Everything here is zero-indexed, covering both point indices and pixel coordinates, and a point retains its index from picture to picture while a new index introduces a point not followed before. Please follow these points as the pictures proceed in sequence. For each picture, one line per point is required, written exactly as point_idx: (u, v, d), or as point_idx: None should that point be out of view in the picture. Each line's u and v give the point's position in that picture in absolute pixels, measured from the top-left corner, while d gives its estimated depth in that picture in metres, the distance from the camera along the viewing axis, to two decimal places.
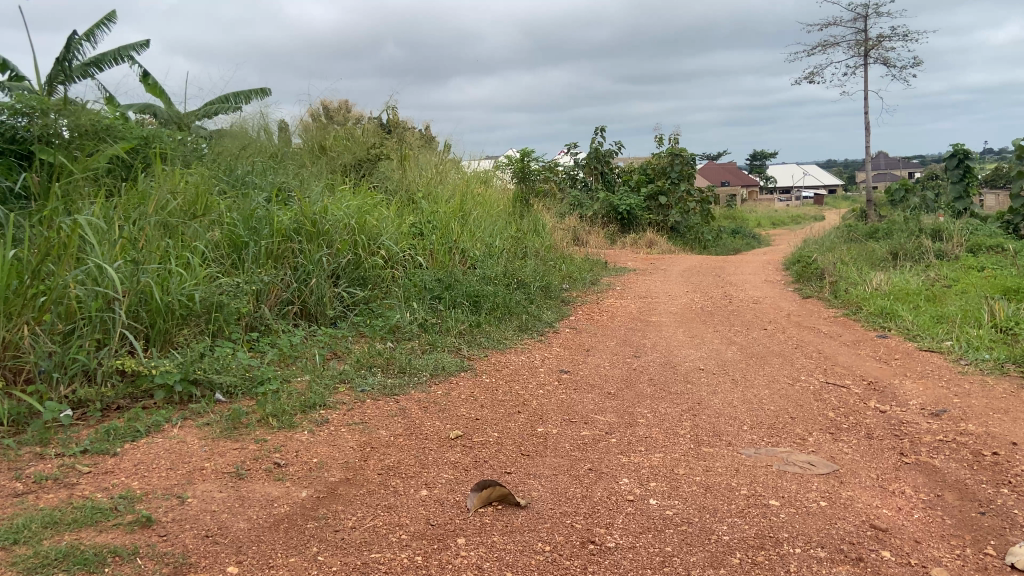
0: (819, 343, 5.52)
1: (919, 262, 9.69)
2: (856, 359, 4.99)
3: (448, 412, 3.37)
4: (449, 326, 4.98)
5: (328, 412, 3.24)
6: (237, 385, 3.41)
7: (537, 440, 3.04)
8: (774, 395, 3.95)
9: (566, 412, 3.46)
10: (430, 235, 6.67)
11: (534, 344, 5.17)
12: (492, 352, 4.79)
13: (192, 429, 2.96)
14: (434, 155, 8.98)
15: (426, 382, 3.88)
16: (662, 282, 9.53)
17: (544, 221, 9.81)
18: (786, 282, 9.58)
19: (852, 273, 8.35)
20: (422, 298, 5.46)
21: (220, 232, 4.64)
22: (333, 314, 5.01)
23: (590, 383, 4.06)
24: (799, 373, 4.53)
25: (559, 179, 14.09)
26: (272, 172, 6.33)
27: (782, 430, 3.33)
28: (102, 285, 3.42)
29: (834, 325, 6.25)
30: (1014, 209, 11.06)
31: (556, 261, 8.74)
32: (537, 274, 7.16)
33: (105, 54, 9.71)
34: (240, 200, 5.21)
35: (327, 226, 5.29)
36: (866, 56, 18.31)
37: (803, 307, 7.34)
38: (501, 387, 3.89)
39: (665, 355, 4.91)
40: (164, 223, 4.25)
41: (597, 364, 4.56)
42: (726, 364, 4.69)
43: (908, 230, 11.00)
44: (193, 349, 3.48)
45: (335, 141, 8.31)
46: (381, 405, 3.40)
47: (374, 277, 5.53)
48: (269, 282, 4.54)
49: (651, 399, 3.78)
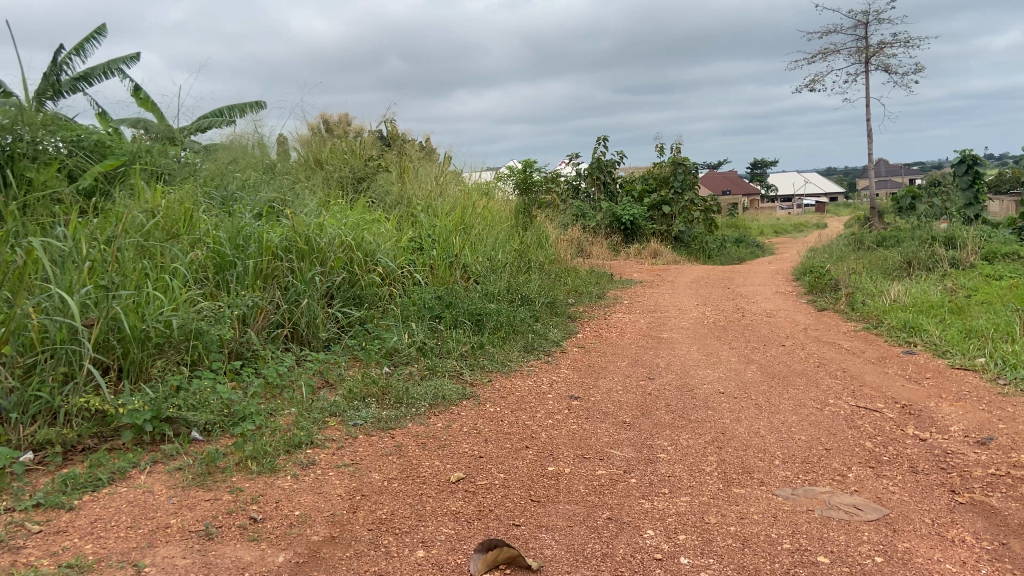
0: (842, 361, 5.20)
1: (934, 271, 9.38)
2: (885, 379, 4.66)
3: (449, 449, 3.05)
4: (449, 348, 4.67)
5: (316, 452, 2.93)
6: (215, 422, 3.11)
7: (549, 482, 2.72)
8: (804, 422, 3.62)
9: (579, 447, 3.14)
10: (429, 250, 6.38)
11: (540, 366, 4.86)
12: (495, 375, 4.48)
13: (161, 475, 2.66)
14: (434, 167, 8.70)
15: (424, 414, 3.56)
16: (670, 294, 9.23)
17: (548, 233, 9.52)
18: (799, 293, 9.26)
19: (868, 284, 8.03)
20: (421, 317, 5.16)
21: (205, 251, 4.35)
22: (327, 336, 4.71)
23: (602, 412, 3.74)
24: (826, 396, 4.21)
25: (561, 189, 13.84)
26: (264, 187, 6.05)
27: (818, 465, 3.01)
28: (69, 315, 3.13)
29: (856, 340, 5.93)
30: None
31: (561, 274, 8.43)
32: (542, 289, 6.85)
33: (94, 67, 9.46)
34: (228, 217, 4.93)
35: (321, 244, 5.01)
36: (869, 62, 18.09)
37: (819, 321, 7.03)
38: (507, 418, 3.57)
39: (681, 377, 4.59)
40: (144, 244, 3.97)
41: (609, 389, 4.24)
42: (747, 386, 4.37)
43: (920, 238, 10.68)
44: (168, 384, 3.18)
45: (331, 154, 8.05)
46: (375, 443, 3.08)
47: (371, 296, 5.25)
48: (256, 304, 4.25)
49: (671, 428, 3.45)
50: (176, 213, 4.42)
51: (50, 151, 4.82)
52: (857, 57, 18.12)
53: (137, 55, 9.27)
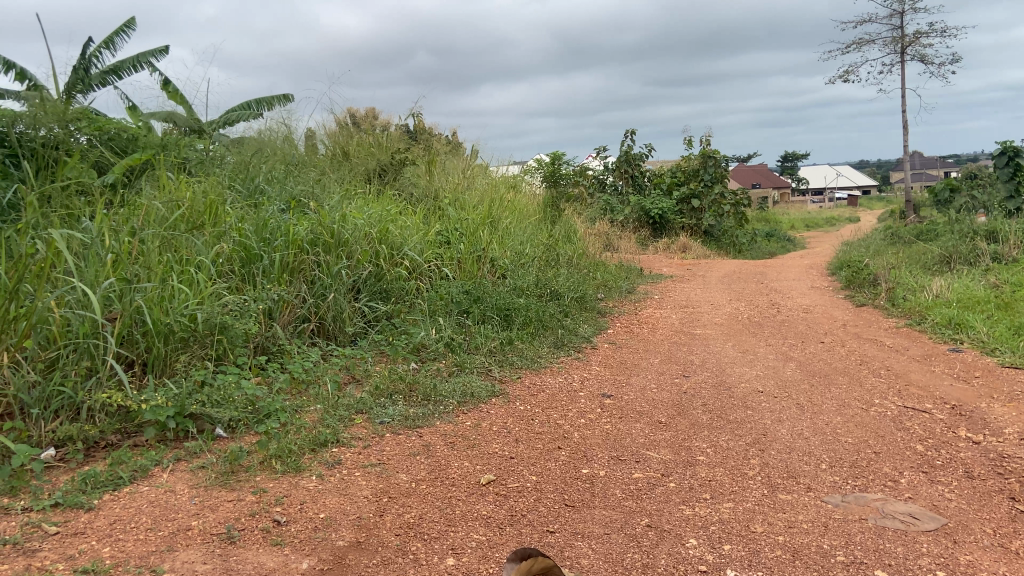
0: (885, 359, 5.01)
1: (975, 266, 9.08)
2: (931, 378, 4.47)
3: (479, 449, 2.94)
4: (478, 343, 4.56)
5: (341, 451, 2.83)
6: (240, 419, 3.02)
7: (583, 485, 2.60)
8: (849, 423, 3.47)
9: (613, 448, 3.02)
10: (456, 243, 6.27)
11: (571, 362, 4.74)
12: (525, 372, 4.36)
13: (183, 473, 2.58)
14: (461, 161, 8.60)
15: (453, 411, 3.45)
16: (701, 289, 9.05)
17: (576, 227, 9.39)
18: (834, 288, 9.03)
19: (908, 279, 7.78)
20: (449, 312, 5.06)
21: (231, 243, 4.29)
22: (354, 331, 4.64)
23: (636, 411, 3.60)
24: (871, 396, 4.03)
25: (589, 183, 13.69)
26: (291, 180, 6.00)
27: (868, 470, 2.86)
28: (92, 308, 3.07)
29: (898, 337, 5.72)
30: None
31: (590, 268, 8.29)
32: (571, 284, 6.72)
33: (124, 61, 9.51)
34: (254, 210, 4.87)
35: (346, 237, 4.94)
36: (904, 52, 17.70)
37: (858, 317, 6.82)
38: (538, 416, 3.45)
39: (717, 374, 4.44)
40: (169, 237, 3.91)
41: (642, 387, 4.10)
42: (787, 385, 4.21)
43: (961, 231, 10.35)
44: (191, 379, 3.11)
45: (358, 146, 7.99)
46: (402, 442, 2.98)
47: (398, 290, 5.17)
48: (282, 297, 4.18)
49: (709, 429, 3.32)
50: (201, 205, 4.36)
51: (77, 143, 4.80)
52: (893, 47, 17.69)
53: (166, 49, 9.31)
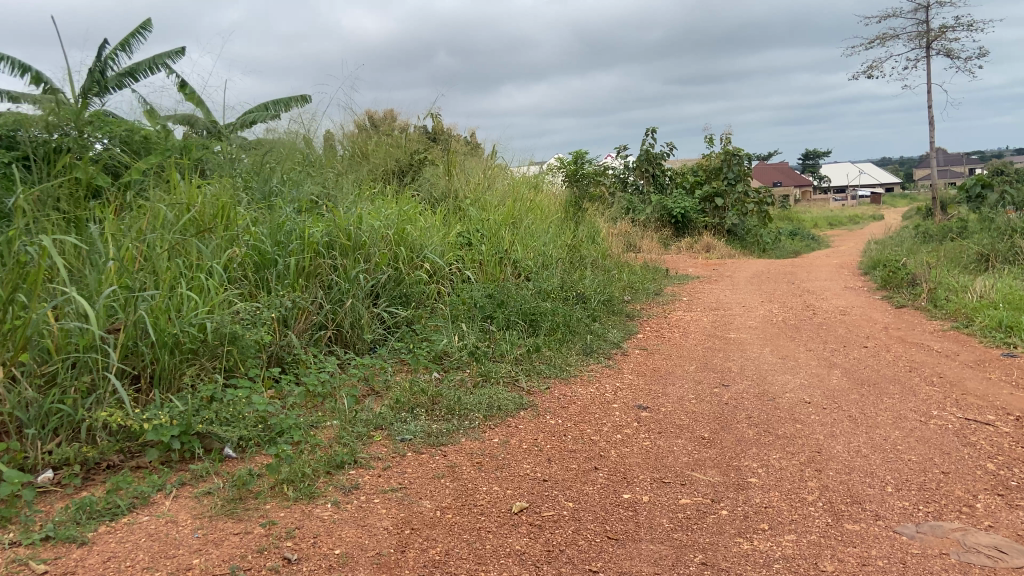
0: (935, 365, 4.70)
1: (1016, 264, 8.69)
2: (989, 386, 4.15)
3: (510, 470, 2.70)
4: (503, 350, 4.33)
5: (359, 473, 2.60)
6: (250, 437, 2.81)
7: (626, 514, 2.35)
8: (910, 439, 3.19)
9: (656, 469, 2.77)
10: (478, 245, 6.05)
11: (602, 370, 4.49)
12: (553, 382, 4.11)
13: (187, 501, 2.37)
14: (482, 161, 8.38)
15: (479, 427, 3.21)
16: (730, 290, 8.75)
17: (599, 227, 9.13)
18: (870, 289, 8.68)
19: (949, 279, 7.43)
20: (472, 318, 4.83)
21: (244, 248, 4.09)
22: (373, 338, 4.43)
23: (676, 425, 3.35)
24: (928, 407, 3.74)
25: (610, 182, 13.37)
26: (307, 182, 5.81)
27: (939, 493, 2.59)
28: (93, 319, 2.88)
29: (945, 341, 5.40)
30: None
31: (615, 269, 8.02)
32: (598, 286, 6.46)
33: (139, 63, 9.39)
34: (269, 212, 4.68)
35: (364, 239, 4.75)
36: (931, 47, 17.28)
37: (899, 319, 6.51)
38: (571, 431, 3.21)
39: (759, 383, 4.16)
40: (178, 242, 3.73)
41: (680, 398, 3.84)
42: (835, 395, 3.93)
43: (998, 228, 9.95)
44: (198, 394, 2.90)
45: (376, 146, 7.79)
46: (426, 462, 2.75)
47: (418, 294, 4.96)
48: (297, 304, 3.97)
49: (758, 446, 3.06)
50: (213, 207, 4.18)
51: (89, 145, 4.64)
52: (919, 42, 17.27)
53: (182, 50, 9.19)
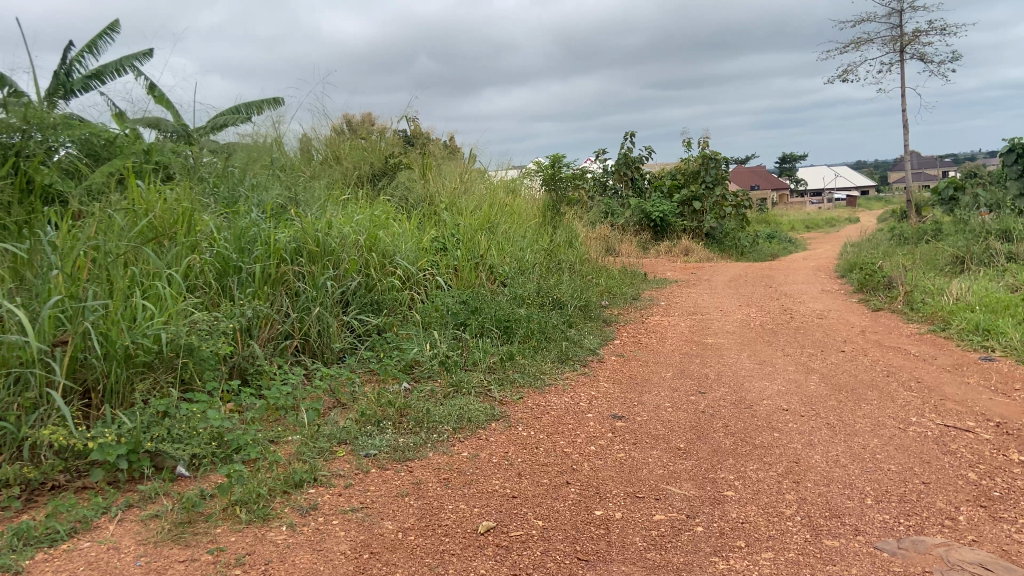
0: (913, 369, 4.65)
1: (991, 266, 8.71)
2: (968, 391, 4.10)
3: (478, 487, 2.59)
4: (475, 359, 4.21)
5: (318, 492, 2.48)
6: (205, 455, 2.69)
7: (597, 532, 2.25)
8: (889, 447, 3.12)
9: (630, 483, 2.67)
10: (453, 250, 5.92)
11: (578, 378, 4.38)
12: (527, 391, 4.01)
13: (132, 525, 2.24)
14: (458, 165, 8.26)
15: (448, 440, 3.09)
16: (708, 294, 8.69)
17: (577, 231, 9.04)
18: (847, 292, 8.67)
19: (926, 282, 7.42)
20: (444, 325, 4.71)
21: (206, 255, 3.96)
22: (342, 347, 4.32)
23: (652, 435, 3.26)
24: (906, 413, 3.67)
25: (589, 186, 13.30)
26: (276, 186, 5.67)
27: (919, 505, 2.51)
28: (39, 332, 2.74)
29: (923, 345, 5.36)
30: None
31: (593, 274, 7.93)
32: (575, 292, 6.36)
33: (105, 66, 9.17)
34: (234, 218, 4.54)
35: (333, 246, 4.62)
36: (905, 51, 17.42)
37: (876, 323, 6.47)
38: (543, 443, 3.11)
39: (736, 390, 4.08)
40: (134, 249, 3.59)
41: (656, 406, 3.75)
42: (813, 402, 3.86)
43: (972, 230, 9.99)
44: (150, 409, 2.76)
45: (350, 150, 7.65)
46: (390, 479, 2.63)
47: (390, 301, 4.84)
48: (261, 313, 3.84)
49: (734, 457, 2.98)
50: (173, 212, 4.03)
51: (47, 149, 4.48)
52: (893, 46, 17.40)
53: (150, 52, 8.98)
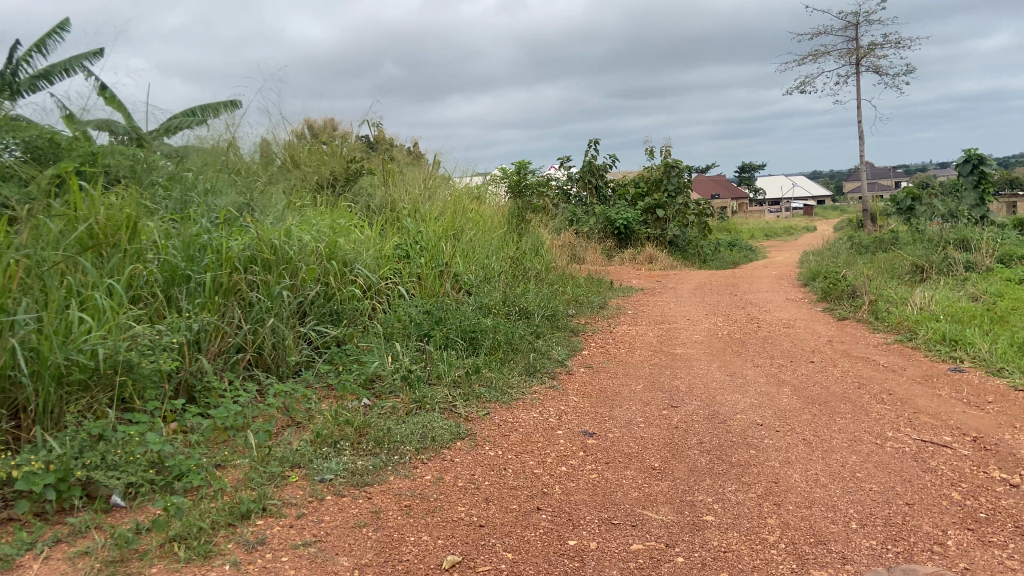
0: (884, 381, 4.59)
1: (951, 275, 8.80)
2: (941, 404, 4.04)
3: (442, 515, 2.41)
4: (439, 373, 4.02)
5: (267, 524, 2.29)
6: (144, 483, 2.47)
7: (572, 566, 2.09)
8: (868, 465, 3.02)
9: (605, 508, 2.52)
10: (416, 258, 5.72)
11: (546, 392, 4.22)
12: (494, 407, 3.83)
13: (59, 564, 2.01)
14: (422, 171, 8.07)
15: (410, 461, 2.90)
16: (674, 302, 8.61)
17: (542, 239, 8.90)
18: (811, 300, 8.66)
19: (890, 291, 7.42)
20: (407, 337, 4.51)
21: (152, 264, 3.72)
22: (298, 361, 4.10)
23: (625, 454, 3.10)
24: (882, 427, 3.59)
25: (553, 193, 13.17)
26: (232, 191, 5.42)
27: (906, 529, 2.40)
28: None
29: (891, 355, 5.32)
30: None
31: (558, 282, 7.78)
32: (541, 301, 6.20)
33: (53, 66, 8.79)
34: (184, 224, 4.31)
35: (290, 254, 4.41)
36: (861, 63, 17.72)
37: (842, 332, 6.44)
38: (511, 464, 2.94)
39: (709, 404, 3.96)
40: (71, 259, 3.35)
41: (627, 422, 3.60)
42: (787, 416, 3.75)
43: (931, 240, 10.10)
44: (84, 432, 2.54)
45: (310, 154, 7.40)
46: (347, 507, 2.44)
47: (350, 313, 4.64)
48: (211, 325, 3.62)
49: (711, 477, 2.84)
50: (116, 217, 3.78)
51: None
52: (849, 59, 17.68)
53: (100, 51, 8.62)
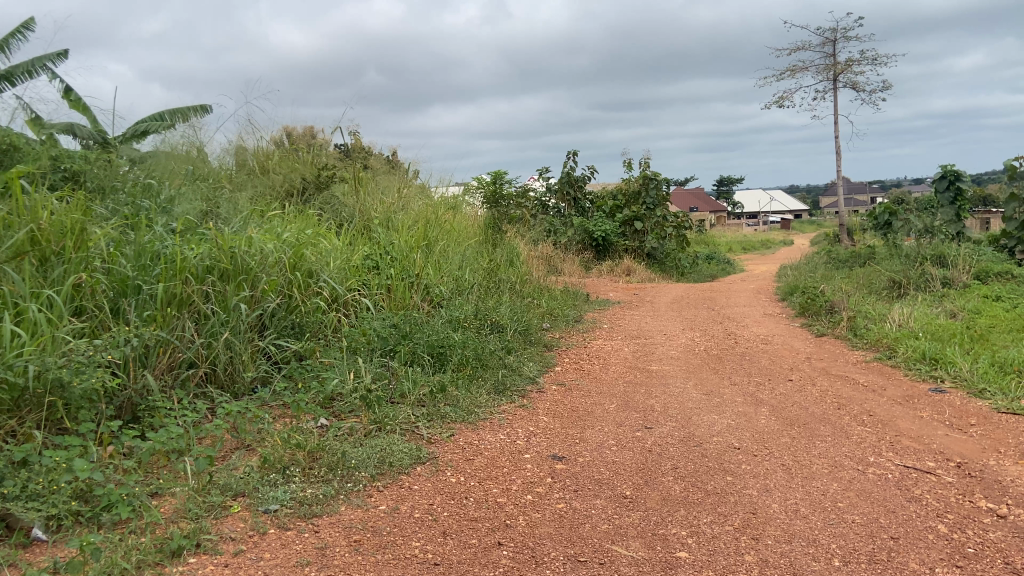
0: (864, 401, 4.47)
1: (928, 291, 8.75)
2: (923, 427, 3.92)
3: (395, 553, 2.21)
4: (403, 392, 3.83)
5: (199, 564, 2.08)
6: (68, 515, 2.26)
7: None
8: (850, 494, 2.88)
9: (572, 544, 2.34)
10: (386, 269, 5.52)
11: (515, 412, 4.04)
12: (460, 429, 3.64)
13: None
14: (396, 179, 7.87)
15: (365, 490, 2.70)
16: (652, 316, 8.47)
17: (518, 250, 8.74)
18: (789, 315, 8.56)
19: (869, 307, 7.33)
20: (371, 352, 4.30)
21: (98, 273, 3.49)
22: (254, 377, 3.90)
23: (596, 481, 2.93)
24: (863, 452, 3.45)
25: (531, 204, 12.99)
26: (193, 198, 5.20)
27: (892, 567, 2.25)
28: None
29: (870, 374, 5.20)
30: (1009, 232, 10.31)
31: (533, 295, 7.60)
32: (514, 314, 6.03)
33: (15, 65, 8.50)
34: (139, 231, 4.09)
35: (250, 263, 4.19)
36: (837, 79, 17.85)
37: (821, 349, 6.34)
38: (473, 493, 2.75)
39: (684, 425, 3.80)
40: (4, 267, 3.12)
41: (599, 445, 3.43)
42: (765, 438, 3.60)
43: (909, 255, 10.06)
44: (4, 458, 2.33)
45: (280, 160, 7.18)
46: (290, 544, 2.23)
47: (312, 327, 4.43)
48: (159, 339, 3.41)
49: (685, 507, 2.67)
50: (60, 222, 3.54)
51: None
52: (826, 75, 17.76)
53: (65, 52, 8.37)
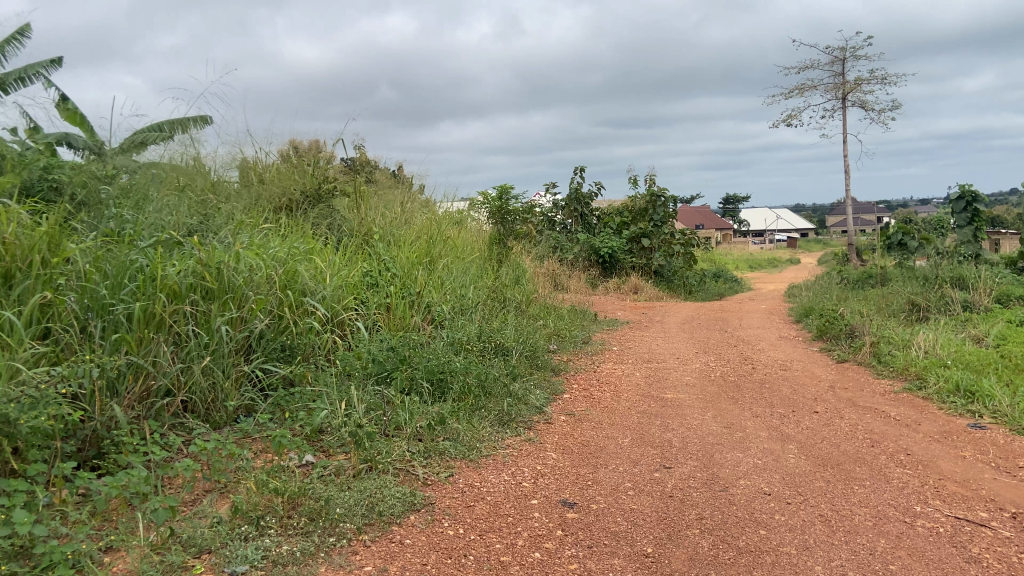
0: (896, 436, 4.13)
1: (948, 315, 8.38)
2: (968, 469, 3.57)
3: None
4: (399, 423, 3.52)
5: None
6: None
7: None
8: (900, 553, 2.54)
9: None
10: (385, 287, 5.21)
11: (520, 447, 3.71)
12: (460, 467, 3.30)
13: None
14: (398, 193, 7.58)
15: (349, 545, 2.37)
16: (662, 337, 8.13)
17: (523, 267, 8.43)
18: (805, 339, 8.21)
19: (892, 332, 6.98)
20: (365, 377, 3.97)
21: (67, 292, 3.18)
22: (237, 406, 3.59)
23: (614, 535, 2.59)
24: (907, 500, 3.10)
25: (536, 220, 12.69)
26: (183, 210, 4.89)
27: None
28: None
29: (901, 406, 4.84)
30: None
31: (539, 315, 7.25)
32: (519, 335, 5.69)
33: (8, 73, 8.26)
34: (119, 244, 3.78)
35: (238, 281, 3.87)
36: (846, 98, 17.65)
37: (843, 377, 6.01)
38: (473, 550, 2.41)
39: (706, 466, 3.45)
40: None
41: (614, 488, 3.09)
42: (797, 482, 3.26)
43: (927, 277, 9.71)
44: None
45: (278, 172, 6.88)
46: None
47: (303, 350, 4.12)
48: (131, 365, 3.09)
49: (716, 569, 2.34)
50: (27, 236, 3.24)
51: None
52: (835, 93, 17.52)
53: (59, 60, 8.14)
